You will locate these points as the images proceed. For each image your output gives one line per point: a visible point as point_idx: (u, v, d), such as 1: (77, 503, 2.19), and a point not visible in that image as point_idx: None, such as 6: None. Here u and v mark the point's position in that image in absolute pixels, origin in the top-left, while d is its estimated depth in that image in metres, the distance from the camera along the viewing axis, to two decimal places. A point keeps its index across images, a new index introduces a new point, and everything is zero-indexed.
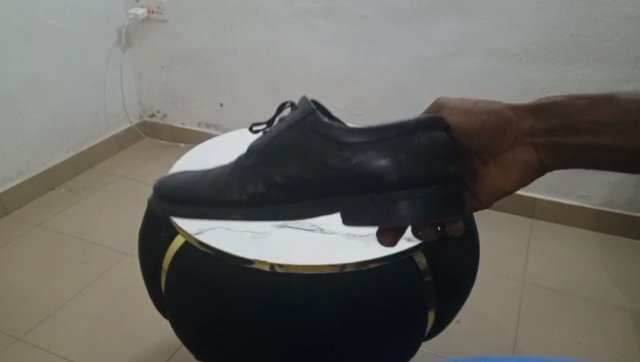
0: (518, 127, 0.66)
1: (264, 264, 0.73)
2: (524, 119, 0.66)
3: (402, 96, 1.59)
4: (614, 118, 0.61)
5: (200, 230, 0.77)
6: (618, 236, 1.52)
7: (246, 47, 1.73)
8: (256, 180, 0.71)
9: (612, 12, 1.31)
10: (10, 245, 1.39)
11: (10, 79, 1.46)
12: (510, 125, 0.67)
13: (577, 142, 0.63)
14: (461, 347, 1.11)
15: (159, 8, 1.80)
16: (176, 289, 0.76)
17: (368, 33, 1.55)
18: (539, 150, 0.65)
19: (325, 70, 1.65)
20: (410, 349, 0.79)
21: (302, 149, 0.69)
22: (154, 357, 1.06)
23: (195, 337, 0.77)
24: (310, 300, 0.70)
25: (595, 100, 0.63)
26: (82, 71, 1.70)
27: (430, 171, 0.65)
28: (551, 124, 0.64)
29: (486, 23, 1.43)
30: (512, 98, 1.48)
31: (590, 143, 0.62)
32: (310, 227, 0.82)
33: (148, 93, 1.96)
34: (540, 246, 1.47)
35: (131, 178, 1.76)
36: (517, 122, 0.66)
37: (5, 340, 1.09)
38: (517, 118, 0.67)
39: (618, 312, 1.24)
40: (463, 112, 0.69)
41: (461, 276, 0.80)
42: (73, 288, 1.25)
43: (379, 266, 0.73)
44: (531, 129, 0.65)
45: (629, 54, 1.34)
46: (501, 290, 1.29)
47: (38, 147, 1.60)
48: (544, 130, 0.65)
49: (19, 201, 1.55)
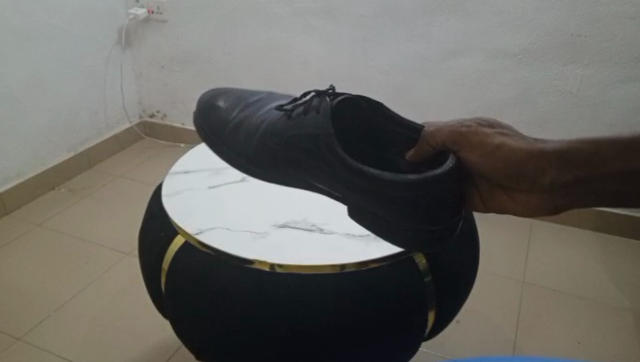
0: (532, 179, 0.65)
1: (263, 264, 0.73)
2: (544, 171, 0.64)
3: (401, 96, 1.59)
4: (588, 192, 0.62)
5: (200, 230, 0.78)
6: (619, 236, 1.52)
7: (245, 47, 1.73)
8: (271, 159, 0.80)
9: (612, 12, 1.31)
10: (11, 245, 1.39)
11: (10, 79, 1.46)
12: (528, 174, 0.65)
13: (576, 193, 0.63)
14: (461, 347, 1.11)
15: (158, 8, 1.80)
16: (176, 289, 0.76)
17: (367, 34, 1.55)
18: (554, 198, 0.65)
19: (325, 71, 1.66)
20: (410, 349, 0.79)
21: (319, 170, 0.76)
22: (153, 357, 1.06)
23: (194, 337, 0.77)
24: (309, 299, 0.71)
25: (589, 167, 0.61)
26: (83, 71, 1.70)
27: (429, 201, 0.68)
28: (554, 177, 0.63)
29: (486, 23, 1.43)
30: (512, 97, 1.48)
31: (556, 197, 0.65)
32: (310, 227, 0.82)
33: (148, 94, 1.96)
34: (541, 245, 1.47)
35: (132, 178, 1.75)
36: (534, 175, 0.65)
37: (5, 340, 1.09)
38: (537, 170, 0.64)
39: (619, 311, 1.24)
40: (480, 153, 0.69)
41: (461, 275, 0.80)
42: (73, 288, 1.25)
43: (380, 266, 0.74)
44: (548, 185, 0.64)
45: (629, 54, 1.33)
46: (502, 290, 1.29)
47: (38, 147, 1.60)
48: (562, 183, 0.63)
49: (19, 202, 1.56)
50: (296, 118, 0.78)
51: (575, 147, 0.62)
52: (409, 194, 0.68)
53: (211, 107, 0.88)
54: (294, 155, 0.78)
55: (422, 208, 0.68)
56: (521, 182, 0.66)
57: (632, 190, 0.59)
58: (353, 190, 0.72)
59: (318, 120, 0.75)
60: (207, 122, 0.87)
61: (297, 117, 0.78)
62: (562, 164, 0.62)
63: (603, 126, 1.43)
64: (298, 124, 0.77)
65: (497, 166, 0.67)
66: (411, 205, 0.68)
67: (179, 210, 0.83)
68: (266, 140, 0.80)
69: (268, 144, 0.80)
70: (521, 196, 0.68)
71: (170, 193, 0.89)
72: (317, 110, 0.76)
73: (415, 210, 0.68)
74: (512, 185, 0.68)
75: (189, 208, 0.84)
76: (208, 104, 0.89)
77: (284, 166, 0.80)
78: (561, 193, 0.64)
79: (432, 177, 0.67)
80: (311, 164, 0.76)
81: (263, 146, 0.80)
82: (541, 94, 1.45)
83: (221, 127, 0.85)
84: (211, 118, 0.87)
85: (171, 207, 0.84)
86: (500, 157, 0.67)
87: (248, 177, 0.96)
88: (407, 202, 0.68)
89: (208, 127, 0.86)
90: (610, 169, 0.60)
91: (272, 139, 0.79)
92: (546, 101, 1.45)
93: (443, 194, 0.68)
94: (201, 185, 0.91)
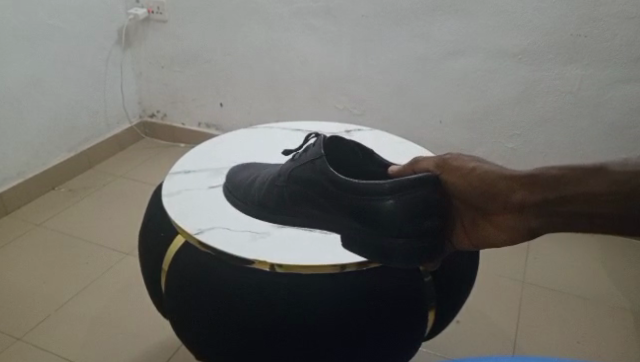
0: (505, 198, 0.64)
1: (264, 264, 0.73)
2: (516, 190, 0.63)
3: (401, 96, 1.59)
4: (561, 209, 0.61)
5: (200, 230, 0.78)
6: (619, 236, 1.52)
7: (246, 47, 1.73)
8: (282, 197, 0.79)
9: (613, 11, 1.31)
10: (10, 245, 1.39)
11: (9, 80, 1.46)
12: (500, 194, 0.65)
13: (550, 212, 0.61)
14: (460, 346, 1.11)
15: (159, 8, 1.80)
16: (176, 289, 0.76)
17: (367, 34, 1.55)
18: (527, 219, 0.63)
19: (325, 71, 1.65)
20: (410, 349, 0.79)
21: (320, 200, 0.75)
22: (153, 357, 1.06)
23: (194, 337, 0.77)
24: (309, 299, 0.71)
25: (559, 185, 0.61)
26: (83, 70, 1.70)
27: (412, 207, 0.68)
28: (524, 196, 0.63)
29: (486, 23, 1.43)
30: (512, 97, 1.48)
31: (527, 217, 0.63)
32: (310, 227, 0.82)
33: (148, 94, 1.96)
34: (541, 245, 1.47)
35: (132, 178, 1.75)
36: (506, 195, 0.64)
37: (5, 340, 1.09)
38: (509, 190, 0.64)
39: (619, 311, 1.24)
40: (459, 176, 0.69)
41: (460, 275, 0.80)
42: (73, 288, 1.25)
43: (379, 266, 0.74)
44: (520, 204, 0.63)
45: (628, 54, 1.34)
46: (501, 290, 1.29)
47: (37, 147, 1.60)
48: (532, 203, 0.62)
49: (19, 202, 1.56)
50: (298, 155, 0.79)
51: (546, 170, 0.63)
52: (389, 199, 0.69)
53: (233, 177, 0.90)
54: (299, 191, 0.77)
55: (404, 212, 0.69)
56: (496, 203, 0.65)
57: (600, 211, 0.58)
58: (346, 208, 0.73)
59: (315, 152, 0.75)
60: (231, 185, 0.88)
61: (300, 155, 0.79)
62: (531, 183, 0.63)
63: (602, 126, 1.43)
64: (299, 159, 0.78)
65: (474, 187, 0.67)
66: (398, 215, 0.69)
67: (178, 211, 0.83)
68: (276, 179, 0.80)
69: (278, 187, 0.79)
70: (498, 220, 0.66)
71: (170, 193, 0.89)
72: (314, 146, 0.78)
73: (405, 219, 0.69)
74: (488, 206, 0.66)
75: (188, 209, 0.84)
76: (233, 173, 0.91)
77: (294, 204, 0.79)
78: (533, 213, 0.62)
79: (412, 184, 0.68)
80: (314, 197, 0.75)
81: (274, 188, 0.80)
82: (540, 94, 1.45)
83: (242, 189, 0.86)
84: (236, 182, 0.88)
85: (170, 207, 0.84)
86: (475, 177, 0.67)
87: None
88: (390, 210, 0.69)
89: (235, 191, 0.87)
90: (585, 186, 0.59)
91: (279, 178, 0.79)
92: (545, 101, 1.45)
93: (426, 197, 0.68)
94: (200, 185, 0.91)
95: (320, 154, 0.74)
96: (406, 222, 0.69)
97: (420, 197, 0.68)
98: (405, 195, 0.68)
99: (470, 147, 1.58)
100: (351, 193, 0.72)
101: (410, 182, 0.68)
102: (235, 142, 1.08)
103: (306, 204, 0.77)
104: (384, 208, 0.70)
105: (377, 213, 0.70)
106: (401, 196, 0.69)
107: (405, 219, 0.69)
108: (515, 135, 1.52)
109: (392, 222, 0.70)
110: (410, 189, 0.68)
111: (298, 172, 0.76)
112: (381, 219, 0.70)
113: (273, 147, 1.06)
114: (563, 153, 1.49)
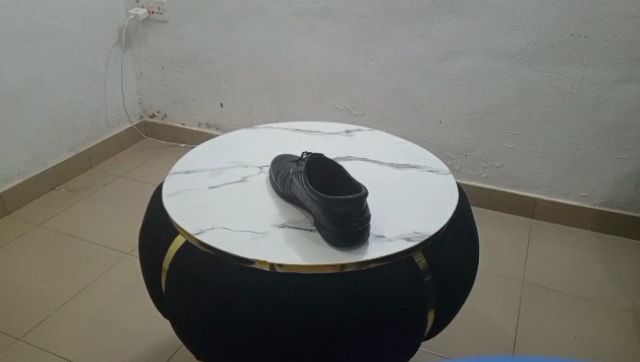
0: None
1: (263, 264, 0.73)
2: None
3: (400, 96, 1.60)
4: None
5: (200, 230, 0.79)
6: (619, 236, 1.51)
7: (246, 47, 1.73)
8: (282, 185, 0.88)
9: (614, 11, 1.31)
10: (11, 245, 1.39)
11: (9, 79, 1.46)
12: None
13: None
14: (461, 347, 1.11)
15: (159, 8, 1.80)
16: (175, 289, 0.77)
17: (367, 35, 1.56)
18: None
19: (325, 70, 1.66)
20: (410, 349, 0.80)
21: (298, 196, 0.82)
22: (153, 357, 1.06)
23: (194, 337, 0.77)
24: (309, 298, 0.71)
25: None
26: (83, 70, 1.70)
27: (349, 218, 0.73)
28: None
29: (486, 23, 1.43)
30: (512, 97, 1.48)
31: None
32: (310, 226, 0.82)
33: (149, 94, 1.96)
34: (541, 245, 1.47)
35: (132, 178, 1.75)
36: None
37: (5, 340, 1.10)
38: None
39: (620, 312, 1.24)
40: None
41: (459, 275, 0.81)
42: (73, 288, 1.25)
43: (379, 266, 0.74)
44: None
45: (629, 53, 1.33)
46: (501, 290, 1.29)
47: (38, 147, 1.60)
48: None
49: (19, 202, 1.56)
50: (299, 163, 0.86)
51: None
52: (335, 208, 0.73)
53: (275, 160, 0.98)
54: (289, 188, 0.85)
55: (345, 218, 0.73)
56: None
57: None
58: (309, 207, 0.79)
59: (309, 159, 0.83)
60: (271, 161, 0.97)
61: (299, 164, 0.86)
62: None
63: (603, 126, 1.43)
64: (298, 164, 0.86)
65: None
66: (339, 218, 0.73)
67: (178, 212, 0.83)
68: (281, 177, 0.88)
69: (280, 182, 0.88)
70: None
71: (170, 193, 0.89)
72: (305, 157, 0.86)
73: (343, 222, 0.73)
74: None
75: (187, 210, 0.84)
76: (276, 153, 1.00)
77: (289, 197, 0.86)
78: None
79: (349, 200, 0.73)
80: (296, 193, 0.83)
81: (279, 181, 0.89)
82: (540, 94, 1.45)
83: (273, 172, 0.93)
84: (276, 159, 0.96)
85: (171, 207, 0.85)
86: None
87: (248, 177, 0.96)
88: (334, 212, 0.73)
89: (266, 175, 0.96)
90: None
91: (283, 176, 0.88)
92: (545, 101, 1.46)
93: (359, 211, 0.74)
94: (201, 186, 0.92)
95: (305, 164, 0.82)
96: (345, 225, 0.73)
97: (354, 211, 0.73)
98: (347, 210, 0.73)
99: (470, 147, 1.59)
100: (310, 197, 0.77)
101: (348, 198, 0.73)
102: (235, 142, 1.08)
103: (294, 199, 0.85)
104: (330, 211, 0.74)
105: (324, 213, 0.75)
106: (344, 209, 0.73)
107: (345, 222, 0.73)
108: (515, 135, 1.52)
109: (335, 225, 0.74)
110: (348, 205, 0.73)
111: (293, 174, 0.85)
112: (326, 218, 0.74)
113: (272, 148, 1.07)
114: (563, 153, 1.50)
